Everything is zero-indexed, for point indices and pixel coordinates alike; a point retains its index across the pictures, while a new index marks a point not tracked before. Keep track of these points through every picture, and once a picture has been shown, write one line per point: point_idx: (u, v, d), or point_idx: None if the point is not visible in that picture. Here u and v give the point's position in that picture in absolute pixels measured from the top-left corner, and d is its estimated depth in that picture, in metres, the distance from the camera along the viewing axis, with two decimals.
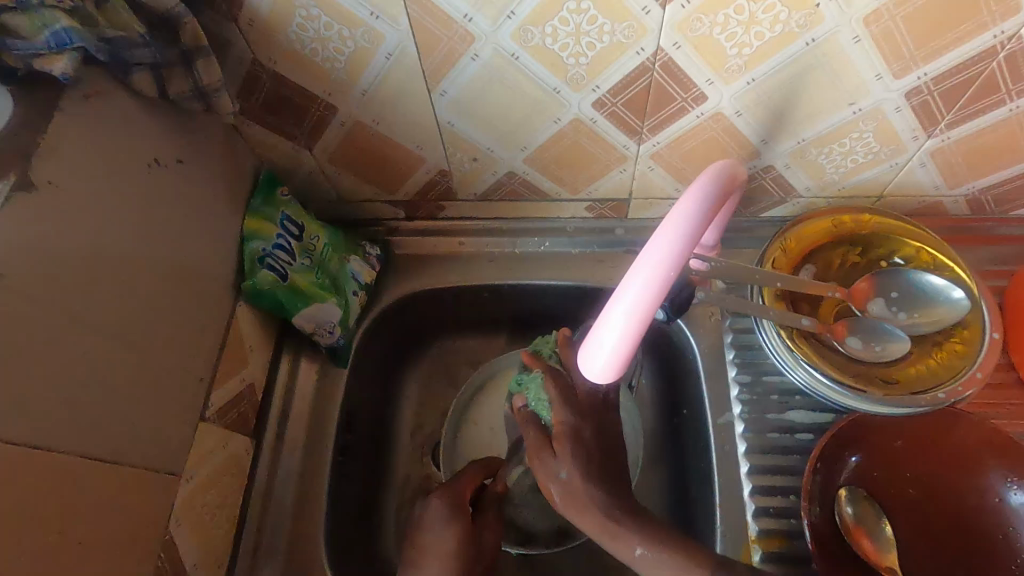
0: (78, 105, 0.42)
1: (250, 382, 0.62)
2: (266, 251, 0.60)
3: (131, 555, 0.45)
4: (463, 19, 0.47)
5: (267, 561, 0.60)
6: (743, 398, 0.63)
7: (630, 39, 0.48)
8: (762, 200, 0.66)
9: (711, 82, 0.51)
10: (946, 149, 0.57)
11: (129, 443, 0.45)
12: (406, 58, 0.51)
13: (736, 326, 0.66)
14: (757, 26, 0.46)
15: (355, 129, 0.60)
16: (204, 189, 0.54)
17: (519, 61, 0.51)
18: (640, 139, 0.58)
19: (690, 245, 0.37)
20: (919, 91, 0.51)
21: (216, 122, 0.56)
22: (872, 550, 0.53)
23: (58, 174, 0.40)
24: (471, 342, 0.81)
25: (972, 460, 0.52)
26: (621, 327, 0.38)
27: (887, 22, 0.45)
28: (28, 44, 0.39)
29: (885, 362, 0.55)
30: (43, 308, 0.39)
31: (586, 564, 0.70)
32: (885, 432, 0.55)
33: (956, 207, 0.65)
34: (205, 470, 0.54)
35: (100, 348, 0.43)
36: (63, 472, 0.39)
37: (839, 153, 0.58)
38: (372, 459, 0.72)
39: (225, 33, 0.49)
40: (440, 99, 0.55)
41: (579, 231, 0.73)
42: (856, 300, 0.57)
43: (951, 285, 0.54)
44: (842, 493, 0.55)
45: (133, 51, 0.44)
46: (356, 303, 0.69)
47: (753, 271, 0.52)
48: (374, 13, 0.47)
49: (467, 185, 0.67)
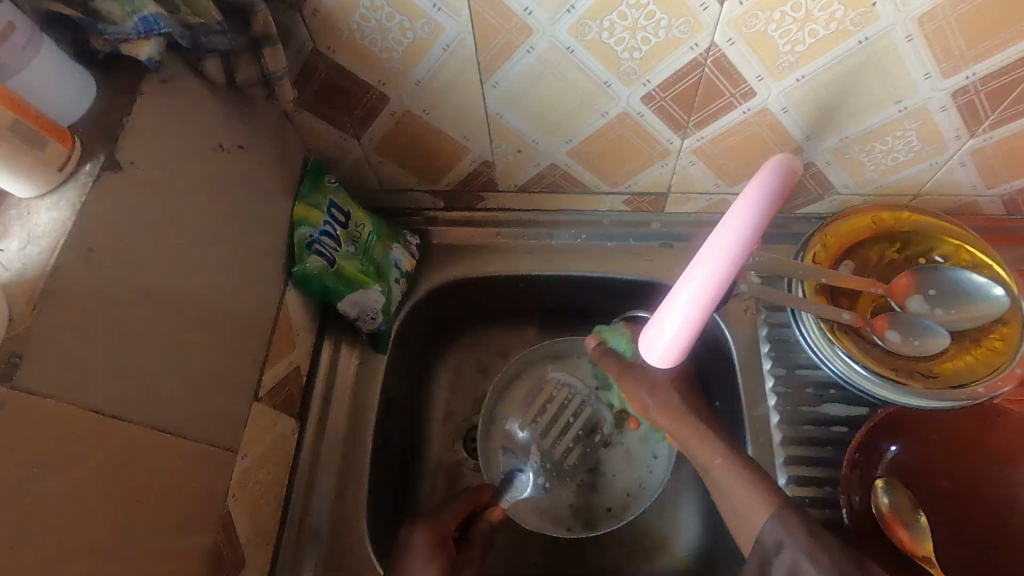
0: (155, 89, 0.44)
1: (296, 365, 0.63)
2: (313, 237, 0.61)
3: (196, 526, 0.46)
4: (523, 12, 0.48)
5: (311, 539, 0.61)
6: (778, 390, 0.64)
7: (686, 34, 0.49)
8: (800, 196, 0.67)
9: (761, 78, 0.52)
10: (987, 149, 0.58)
11: (195, 419, 0.46)
12: (463, 50, 0.52)
13: (772, 320, 0.67)
14: (812, 24, 0.47)
15: (404, 119, 0.61)
16: (261, 174, 0.55)
17: (574, 54, 0.52)
18: (685, 134, 0.59)
19: (744, 250, 0.37)
20: (967, 91, 0.52)
21: (272, 109, 0.57)
22: (908, 540, 0.53)
23: (138, 156, 0.42)
24: (504, 332, 0.82)
25: (1006, 455, 0.55)
26: (679, 320, 0.43)
27: (941, 22, 0.46)
28: (118, 29, 0.41)
29: (924, 356, 0.56)
30: (124, 284, 0.40)
31: (616, 551, 0.71)
32: (923, 425, 0.57)
33: (991, 207, 0.66)
34: (258, 447, 0.55)
35: (173, 325, 0.44)
36: (141, 443, 0.41)
37: (880, 150, 0.59)
38: (408, 443, 0.74)
39: (290, 23, 0.51)
40: (492, 91, 0.56)
41: (616, 224, 0.74)
42: (895, 295, 0.58)
43: (993, 282, 0.55)
44: (880, 484, 0.55)
45: (210, 37, 0.46)
46: (398, 290, 0.70)
47: (797, 266, 0.55)
48: (436, 4, 0.48)
49: (509, 176, 0.68)
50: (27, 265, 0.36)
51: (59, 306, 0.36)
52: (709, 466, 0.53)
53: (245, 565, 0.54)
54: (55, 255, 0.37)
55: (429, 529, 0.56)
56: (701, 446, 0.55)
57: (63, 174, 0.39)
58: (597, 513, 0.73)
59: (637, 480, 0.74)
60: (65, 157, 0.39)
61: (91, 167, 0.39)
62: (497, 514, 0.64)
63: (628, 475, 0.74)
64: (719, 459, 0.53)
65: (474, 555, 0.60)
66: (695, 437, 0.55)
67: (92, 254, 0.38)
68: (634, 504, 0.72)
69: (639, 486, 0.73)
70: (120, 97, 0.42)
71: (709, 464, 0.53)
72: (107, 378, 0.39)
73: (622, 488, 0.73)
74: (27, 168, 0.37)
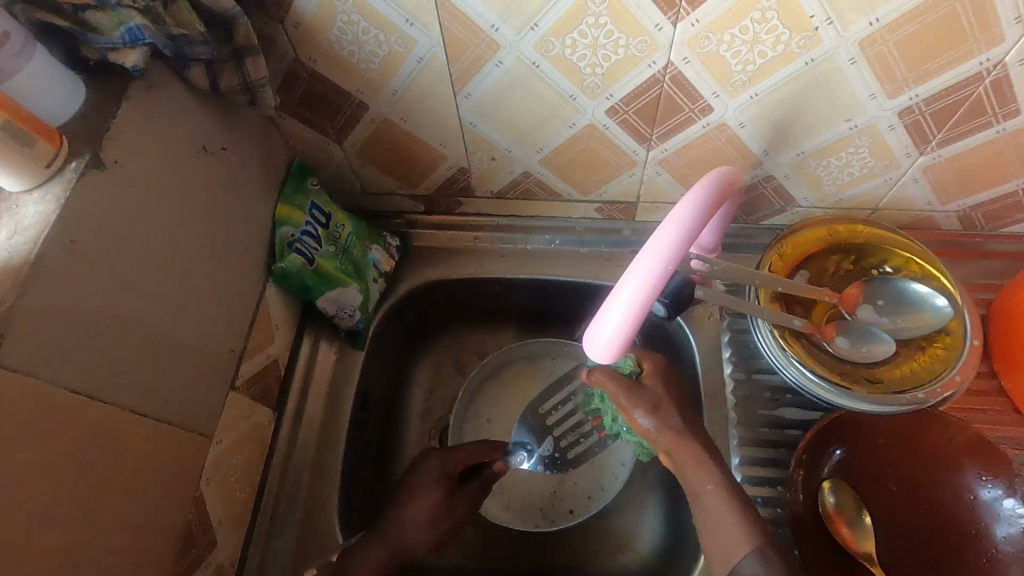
0: (142, 94, 0.47)
1: (275, 358, 0.66)
2: (294, 236, 0.64)
3: (168, 506, 0.49)
4: (489, 29, 0.51)
5: (283, 525, 0.64)
6: (737, 394, 0.66)
7: (643, 52, 0.52)
8: (764, 208, 0.70)
9: (717, 95, 0.55)
10: (937, 166, 0.60)
11: (170, 405, 0.49)
12: (435, 63, 0.55)
13: (734, 326, 0.70)
14: (760, 45, 0.50)
15: (383, 126, 0.64)
16: (242, 176, 0.58)
17: (539, 69, 0.55)
18: (649, 146, 0.62)
19: (692, 234, 0.43)
20: (911, 111, 0.54)
21: (256, 113, 0.60)
22: (849, 536, 0.57)
23: (122, 155, 0.45)
24: (481, 334, 0.85)
25: (951, 458, 0.56)
26: (622, 312, 0.44)
27: (881, 46, 0.49)
28: (106, 38, 0.45)
29: (871, 362, 0.59)
30: (104, 274, 0.43)
31: (584, 546, 0.73)
32: (869, 430, 0.60)
33: (947, 222, 0.68)
34: (234, 435, 0.58)
35: (150, 314, 0.47)
36: (115, 425, 0.44)
37: (836, 166, 0.62)
38: (383, 437, 0.76)
39: (272, 33, 0.54)
40: (464, 101, 0.59)
41: (589, 230, 0.77)
42: (846, 304, 0.60)
43: (936, 293, 0.58)
44: (825, 484, 0.59)
45: (193, 48, 0.49)
46: (376, 289, 0.73)
47: (755, 275, 0.54)
48: (409, 20, 0.51)
49: (485, 182, 0.71)
50: (13, 253, 0.39)
51: (40, 292, 0.39)
52: (698, 491, 0.52)
53: (217, 547, 0.56)
54: (40, 243, 0.39)
55: (440, 463, 0.64)
56: (697, 471, 0.53)
57: (50, 170, 0.42)
58: (560, 514, 0.75)
59: (600, 483, 0.76)
60: (53, 155, 0.42)
61: (76, 164, 0.42)
62: (502, 467, 0.68)
63: (589, 479, 0.77)
64: (711, 485, 0.52)
65: (470, 494, 0.65)
66: (693, 460, 0.54)
67: (74, 245, 0.41)
68: (594, 504, 0.76)
69: (601, 489, 0.76)
70: (108, 101, 0.45)
71: (699, 489, 0.52)
72: (86, 361, 0.42)
73: (584, 492, 0.76)
74: (17, 164, 0.40)
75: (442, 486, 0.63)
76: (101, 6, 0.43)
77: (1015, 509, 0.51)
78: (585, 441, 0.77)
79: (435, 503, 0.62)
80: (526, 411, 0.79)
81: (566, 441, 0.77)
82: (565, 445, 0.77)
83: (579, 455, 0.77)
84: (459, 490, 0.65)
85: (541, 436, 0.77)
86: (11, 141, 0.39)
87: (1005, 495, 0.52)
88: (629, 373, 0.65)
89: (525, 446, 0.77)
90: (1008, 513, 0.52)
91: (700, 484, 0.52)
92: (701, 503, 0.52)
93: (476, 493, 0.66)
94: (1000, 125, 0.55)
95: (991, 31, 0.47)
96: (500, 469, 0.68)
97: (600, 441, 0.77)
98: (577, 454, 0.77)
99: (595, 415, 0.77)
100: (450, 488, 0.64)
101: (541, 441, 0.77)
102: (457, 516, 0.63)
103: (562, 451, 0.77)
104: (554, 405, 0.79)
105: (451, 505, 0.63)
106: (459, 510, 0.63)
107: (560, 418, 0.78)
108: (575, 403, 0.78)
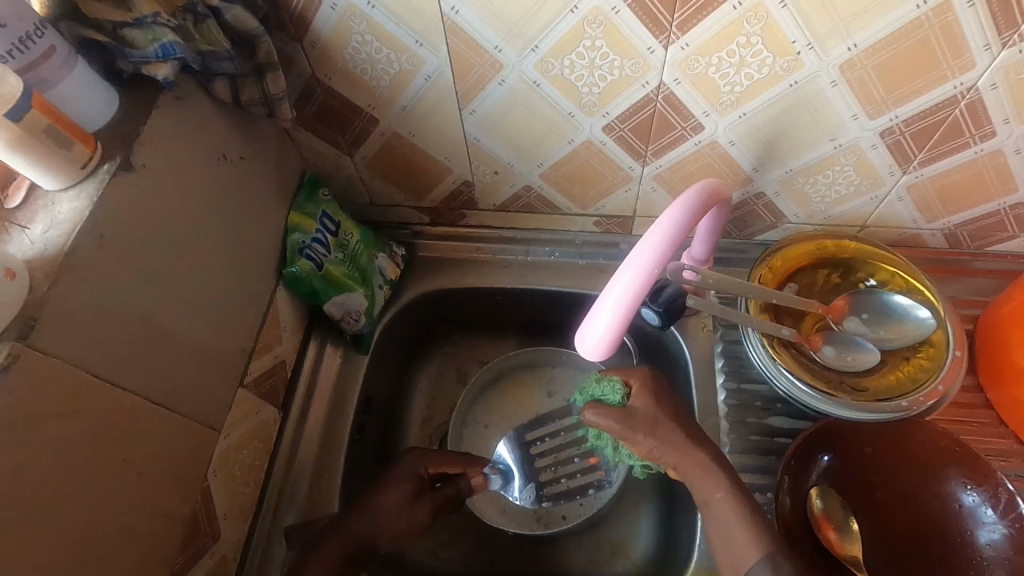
0: (169, 104, 0.51)
1: (283, 359, 0.69)
2: (304, 243, 0.67)
3: (179, 492, 0.51)
4: (493, 50, 0.55)
5: (284, 521, 0.66)
6: (729, 402, 0.68)
7: (637, 73, 0.55)
8: (756, 224, 0.73)
9: (707, 114, 0.59)
10: (920, 185, 0.63)
11: (184, 396, 0.52)
12: (442, 81, 0.59)
13: (726, 337, 0.72)
14: (747, 68, 0.53)
15: (392, 140, 0.68)
16: (258, 183, 0.62)
17: (540, 87, 0.58)
18: (644, 161, 0.65)
19: (678, 239, 0.46)
20: (892, 131, 0.57)
21: (272, 126, 0.64)
22: (836, 541, 0.58)
23: (149, 159, 0.48)
24: (481, 343, 0.88)
25: (935, 467, 0.57)
26: (611, 313, 0.48)
27: (860, 70, 0.52)
28: (141, 53, 0.48)
29: (856, 372, 0.61)
30: (129, 267, 0.46)
31: (579, 551, 0.74)
32: (855, 439, 0.61)
33: (934, 240, 0.71)
34: (241, 430, 0.60)
35: (169, 308, 0.50)
36: (133, 410, 0.46)
37: (823, 183, 0.65)
38: (383, 441, 0.78)
39: (291, 52, 0.58)
40: (469, 117, 0.63)
41: (587, 243, 0.80)
42: (832, 313, 0.62)
43: (917, 305, 0.60)
44: (813, 490, 0.60)
45: (219, 63, 0.53)
46: (381, 296, 0.76)
47: (749, 287, 0.57)
48: (418, 41, 0.55)
49: (488, 195, 0.75)
50: (48, 245, 0.42)
51: (71, 279, 0.42)
52: (708, 500, 0.54)
53: (221, 538, 0.58)
54: (72, 237, 0.43)
55: (414, 462, 0.66)
56: (704, 481, 0.55)
57: (85, 171, 0.45)
58: (554, 518, 0.76)
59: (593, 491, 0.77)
60: (87, 157, 0.45)
61: (107, 167, 0.46)
62: (479, 482, 0.69)
63: None
64: (720, 494, 0.54)
65: (442, 497, 0.66)
66: (703, 472, 0.55)
67: (103, 240, 0.44)
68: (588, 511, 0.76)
69: (594, 496, 0.76)
70: (139, 110, 0.49)
71: (709, 497, 0.54)
72: (112, 348, 0.45)
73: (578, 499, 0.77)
74: (55, 164, 0.43)
75: (410, 484, 0.64)
76: (138, 24, 0.47)
77: (996, 517, 0.53)
78: (572, 480, 0.73)
79: (402, 500, 0.63)
80: (515, 442, 0.74)
81: (549, 475, 0.73)
82: (547, 480, 0.73)
83: (559, 495, 0.73)
84: (428, 491, 0.66)
85: (527, 475, 0.73)
86: (52, 144, 0.43)
87: (986, 503, 0.54)
88: (618, 400, 0.61)
89: (503, 470, 0.74)
90: (990, 520, 0.54)
91: (709, 493, 0.54)
92: (710, 511, 0.54)
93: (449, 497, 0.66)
94: (977, 146, 0.58)
95: (962, 57, 0.50)
96: (476, 483, 0.69)
97: (587, 484, 0.74)
98: (555, 492, 0.73)
99: (585, 454, 0.74)
100: (420, 486, 0.65)
101: (525, 475, 0.73)
102: (420, 517, 0.64)
103: (542, 486, 0.73)
104: (547, 436, 0.74)
105: (416, 503, 0.64)
106: (422, 513, 0.64)
107: (548, 455, 0.74)
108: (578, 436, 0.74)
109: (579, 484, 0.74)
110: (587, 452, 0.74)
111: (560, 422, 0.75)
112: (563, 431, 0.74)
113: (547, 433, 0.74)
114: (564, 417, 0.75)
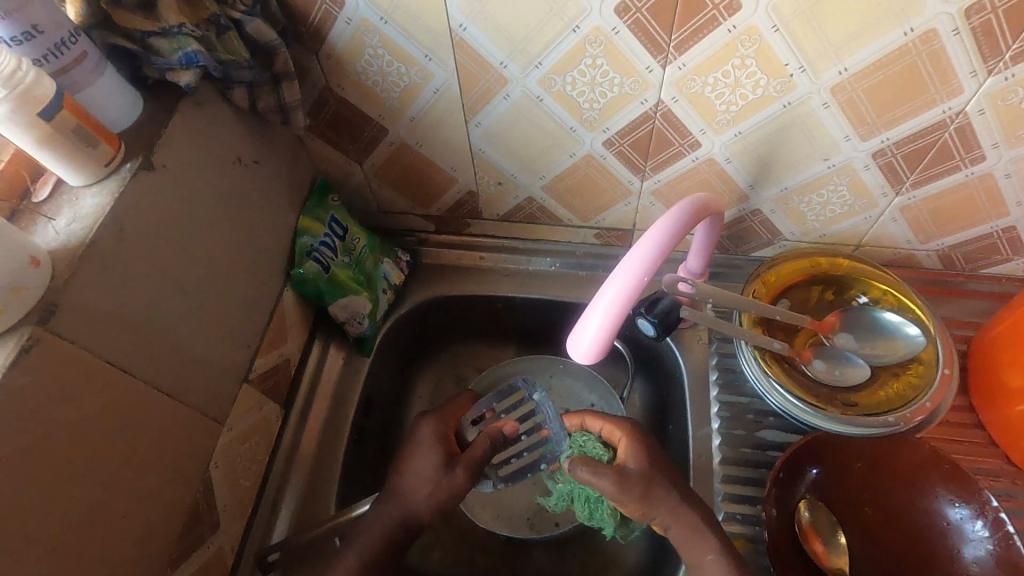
0: (190, 109, 0.54)
1: (287, 358, 0.71)
2: (313, 246, 0.70)
3: (182, 481, 0.53)
4: (498, 65, 0.58)
5: (281, 516, 0.67)
6: (722, 414, 0.69)
7: (636, 91, 0.58)
8: (752, 240, 0.74)
9: (704, 131, 0.61)
10: (913, 207, 0.64)
11: (191, 387, 0.53)
12: (449, 94, 0.62)
13: (721, 350, 0.73)
14: (741, 88, 0.55)
15: (400, 149, 0.70)
16: (268, 187, 0.64)
17: (543, 102, 0.61)
18: (643, 176, 0.67)
19: (668, 248, 0.48)
20: (884, 153, 0.59)
21: (283, 132, 0.67)
22: (822, 553, 0.59)
23: (169, 160, 0.51)
24: (481, 350, 0.89)
25: (924, 483, 0.58)
26: (601, 318, 0.50)
27: (851, 93, 0.54)
28: (166, 60, 0.51)
29: (847, 387, 0.62)
30: (145, 261, 0.49)
31: (570, 559, 0.75)
32: (846, 454, 0.61)
33: (929, 261, 0.72)
34: (245, 424, 0.62)
35: (181, 302, 0.52)
36: (142, 399, 0.48)
37: (817, 203, 0.66)
38: (382, 443, 0.80)
39: (307, 63, 0.61)
40: (474, 129, 0.65)
41: (588, 255, 0.81)
42: (824, 330, 0.63)
43: (906, 322, 0.61)
44: (801, 503, 0.61)
45: (238, 71, 0.55)
46: (385, 300, 0.78)
47: (743, 300, 0.57)
48: (427, 55, 0.58)
49: (492, 205, 0.77)
50: (70, 237, 0.45)
51: (93, 268, 0.44)
52: (698, 560, 0.56)
53: (219, 530, 0.60)
54: (94, 230, 0.45)
55: (434, 427, 0.66)
56: (696, 543, 0.56)
57: (108, 169, 0.48)
58: (546, 525, 0.77)
59: None
60: (111, 156, 0.48)
61: (129, 166, 0.49)
62: (511, 429, 0.69)
63: None
64: (710, 556, 0.56)
65: (476, 457, 0.64)
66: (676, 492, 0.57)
67: (122, 234, 0.47)
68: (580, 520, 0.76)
69: None
70: (162, 113, 0.52)
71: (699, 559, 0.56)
72: (126, 336, 0.47)
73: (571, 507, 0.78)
74: (81, 162, 0.46)
75: (438, 448, 0.64)
76: (164, 33, 0.50)
77: (983, 533, 0.54)
78: (522, 458, 0.70)
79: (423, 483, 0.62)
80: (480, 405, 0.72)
81: (500, 457, 0.70)
82: (498, 459, 0.70)
83: (513, 473, 0.69)
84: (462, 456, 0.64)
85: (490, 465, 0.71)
86: (79, 142, 0.46)
87: (974, 519, 0.55)
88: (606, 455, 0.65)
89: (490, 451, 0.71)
90: (976, 536, 0.54)
91: (701, 554, 0.56)
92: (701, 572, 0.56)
93: (480, 455, 0.64)
94: (968, 169, 0.59)
95: (950, 83, 0.52)
96: (508, 431, 0.69)
97: (538, 459, 0.70)
98: (508, 472, 0.70)
99: (530, 430, 0.71)
100: (445, 449, 0.64)
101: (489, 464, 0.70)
102: (460, 489, 0.62)
103: (494, 469, 0.70)
104: (491, 422, 0.71)
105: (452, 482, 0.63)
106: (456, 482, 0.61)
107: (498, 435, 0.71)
108: (519, 416, 0.72)
109: (531, 461, 0.70)
110: (532, 428, 0.71)
111: (502, 400, 0.73)
112: (508, 409, 0.72)
113: (487, 416, 0.71)
114: (506, 397, 0.73)
